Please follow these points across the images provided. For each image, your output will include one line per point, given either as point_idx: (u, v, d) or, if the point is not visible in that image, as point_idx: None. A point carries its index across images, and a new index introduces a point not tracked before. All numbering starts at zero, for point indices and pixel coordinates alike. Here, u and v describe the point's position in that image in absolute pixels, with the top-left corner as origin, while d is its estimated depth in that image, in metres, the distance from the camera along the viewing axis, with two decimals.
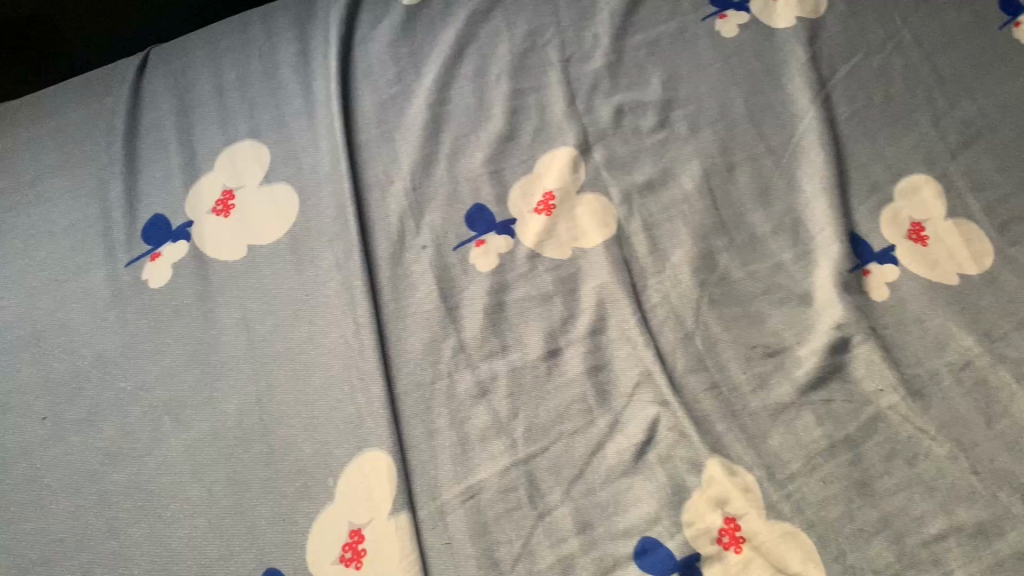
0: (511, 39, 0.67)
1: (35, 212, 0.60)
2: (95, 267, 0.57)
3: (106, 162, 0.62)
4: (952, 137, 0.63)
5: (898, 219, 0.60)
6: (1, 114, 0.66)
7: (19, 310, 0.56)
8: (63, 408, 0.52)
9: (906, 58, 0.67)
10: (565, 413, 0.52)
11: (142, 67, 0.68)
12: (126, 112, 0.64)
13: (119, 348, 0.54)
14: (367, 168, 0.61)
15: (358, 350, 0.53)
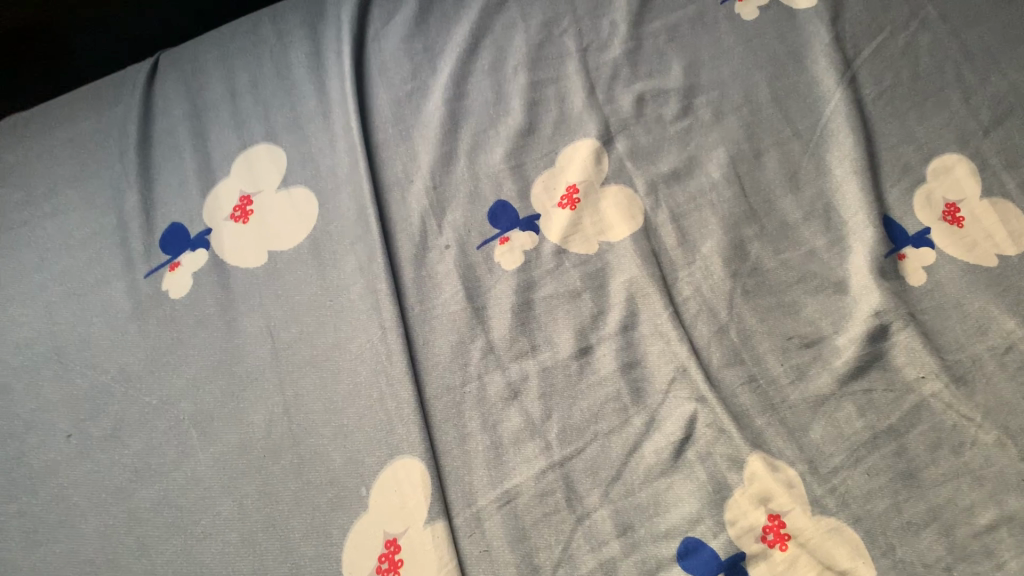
0: (527, 30, 0.65)
1: (51, 225, 0.59)
2: (114, 279, 0.56)
3: (121, 171, 0.61)
4: (984, 114, 0.61)
5: (932, 201, 0.58)
6: (11, 127, 0.65)
7: (39, 325, 0.55)
8: (87, 425, 0.51)
9: (933, 34, 0.65)
10: (599, 413, 0.51)
11: (153, 72, 0.67)
12: (139, 119, 0.63)
13: (142, 361, 0.53)
14: (386, 167, 0.60)
15: (385, 355, 0.52)
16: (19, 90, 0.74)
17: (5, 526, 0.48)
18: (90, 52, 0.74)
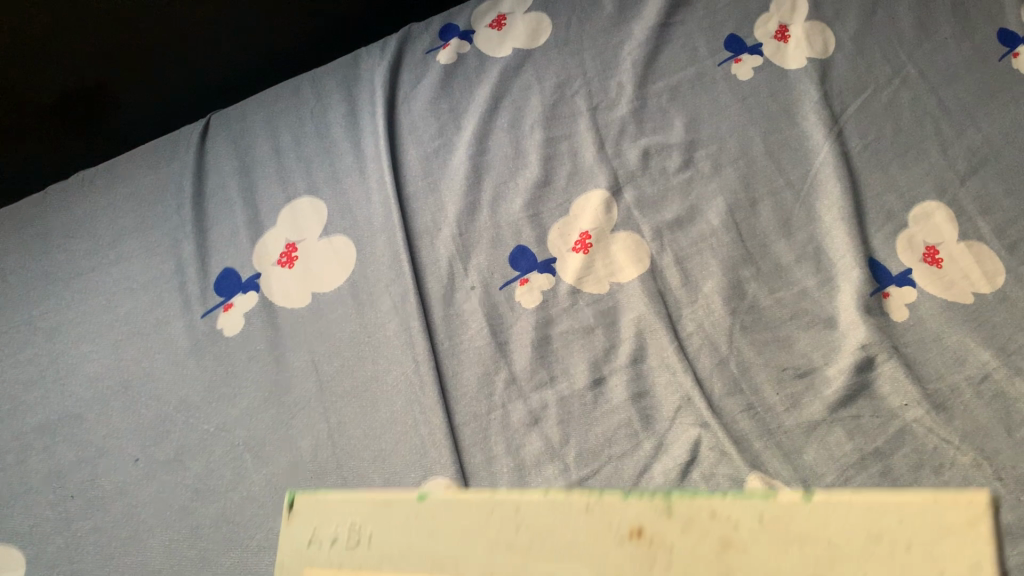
0: (542, 92, 0.72)
1: (115, 270, 0.66)
2: (174, 319, 0.62)
3: (178, 222, 0.68)
4: (961, 164, 0.67)
5: (913, 244, 0.64)
6: (76, 181, 0.72)
7: (108, 361, 0.62)
8: (152, 450, 0.57)
9: (913, 91, 0.71)
10: (612, 437, 0.56)
11: (205, 131, 0.74)
12: (193, 175, 0.70)
13: (201, 393, 0.59)
14: (416, 217, 0.66)
15: (419, 385, 0.58)
16: (75, 144, 0.82)
17: (84, 540, 0.54)
18: (140, 115, 0.82)
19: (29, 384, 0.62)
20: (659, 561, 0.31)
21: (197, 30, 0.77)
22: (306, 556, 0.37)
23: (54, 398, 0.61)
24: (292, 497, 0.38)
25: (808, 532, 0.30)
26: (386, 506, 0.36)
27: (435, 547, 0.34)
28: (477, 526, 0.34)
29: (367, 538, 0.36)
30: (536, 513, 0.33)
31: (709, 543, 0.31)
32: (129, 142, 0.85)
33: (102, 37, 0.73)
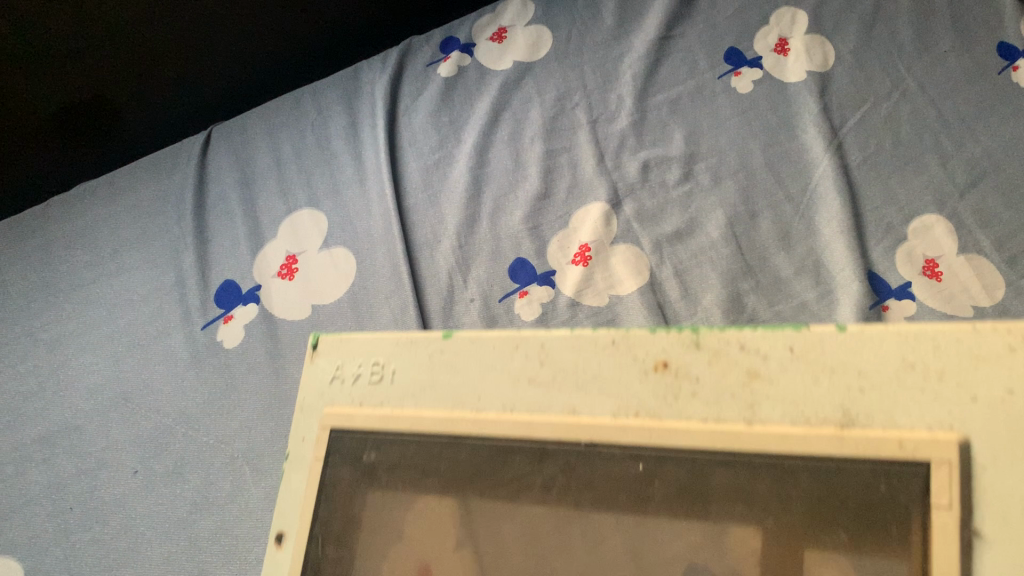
0: (542, 104, 0.72)
1: (117, 281, 0.68)
2: (174, 331, 0.63)
3: (179, 234, 0.69)
4: (960, 176, 0.63)
5: (912, 258, 0.61)
6: (81, 197, 0.75)
7: (108, 373, 0.63)
8: (151, 462, 0.57)
9: (913, 103, 0.67)
10: None
11: (205, 144, 0.76)
12: (194, 188, 0.72)
13: (200, 405, 0.59)
14: (417, 229, 0.67)
15: None
16: (85, 158, 0.85)
17: (83, 553, 0.54)
18: (147, 130, 0.84)
19: (28, 397, 0.63)
20: (683, 387, 0.34)
21: (193, 44, 0.77)
22: (325, 392, 0.41)
23: (54, 409, 0.62)
24: (314, 336, 0.43)
25: (836, 359, 0.32)
26: (411, 344, 0.40)
27: (456, 383, 0.38)
28: (498, 363, 0.38)
29: (387, 374, 0.40)
30: (562, 350, 0.37)
31: (737, 369, 0.33)
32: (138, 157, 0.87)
33: (93, 50, 0.76)
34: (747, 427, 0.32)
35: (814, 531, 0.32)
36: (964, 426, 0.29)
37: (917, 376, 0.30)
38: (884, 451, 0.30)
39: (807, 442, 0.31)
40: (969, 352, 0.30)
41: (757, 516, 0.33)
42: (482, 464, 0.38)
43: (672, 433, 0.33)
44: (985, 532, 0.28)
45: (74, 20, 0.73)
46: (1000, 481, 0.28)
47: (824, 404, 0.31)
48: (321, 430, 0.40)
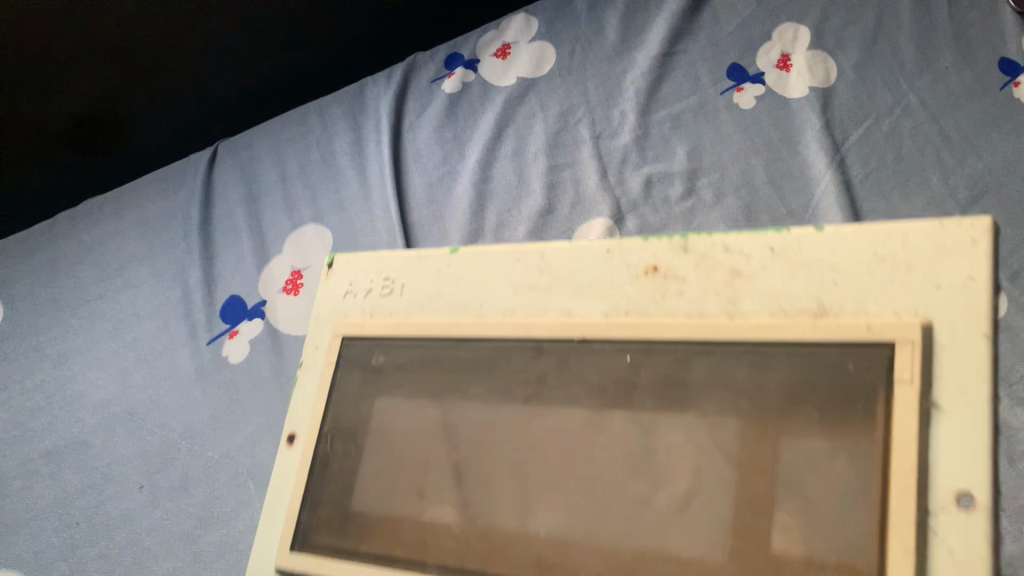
0: (545, 120, 0.73)
1: (124, 296, 0.69)
2: (180, 346, 0.64)
3: (186, 250, 0.70)
4: (961, 193, 0.61)
5: None
6: (91, 213, 0.76)
7: (115, 388, 0.63)
8: (157, 477, 0.58)
9: (915, 119, 0.65)
10: None
11: (212, 161, 0.77)
12: (200, 204, 0.73)
13: (205, 420, 0.59)
14: (421, 244, 0.68)
15: None
16: (99, 171, 0.87)
17: (88, 566, 0.55)
18: (159, 143, 0.85)
19: (36, 411, 0.64)
20: (671, 288, 0.40)
21: (199, 60, 0.78)
22: (340, 304, 0.48)
23: (60, 424, 0.62)
24: (329, 258, 0.51)
25: (809, 258, 0.37)
26: (425, 261, 0.47)
27: (467, 292, 0.45)
28: (505, 274, 0.44)
29: (398, 288, 0.47)
30: (563, 261, 0.43)
31: (720, 268, 0.39)
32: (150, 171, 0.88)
33: (101, 66, 0.77)
34: (728, 317, 0.38)
35: (784, 408, 0.36)
36: (928, 311, 0.34)
37: (887, 268, 0.35)
38: (850, 326, 0.35)
39: (774, 325, 0.36)
40: (940, 249, 0.35)
41: (734, 399, 0.37)
42: (488, 364, 0.43)
43: (664, 322, 0.39)
44: (940, 402, 0.32)
45: (78, 40, 0.74)
46: (957, 359, 0.33)
47: (796, 295, 0.37)
48: (337, 336, 0.47)
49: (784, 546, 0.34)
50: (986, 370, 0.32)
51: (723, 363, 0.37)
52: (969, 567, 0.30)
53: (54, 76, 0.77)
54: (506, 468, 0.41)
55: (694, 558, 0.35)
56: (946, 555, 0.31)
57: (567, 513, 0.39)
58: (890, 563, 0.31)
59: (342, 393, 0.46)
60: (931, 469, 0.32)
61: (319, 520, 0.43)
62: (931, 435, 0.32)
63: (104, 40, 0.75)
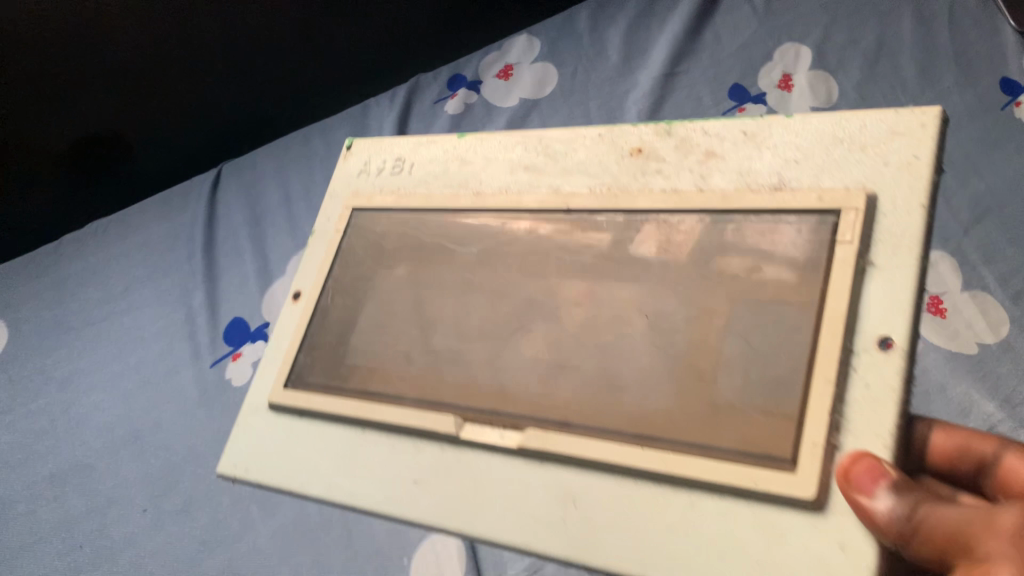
0: None
1: (128, 318, 0.69)
2: (183, 367, 0.64)
3: (190, 271, 0.70)
4: (964, 213, 0.61)
5: None
6: (97, 235, 0.77)
7: (118, 412, 0.63)
8: (161, 500, 0.58)
9: None
10: None
11: (216, 181, 0.77)
12: (204, 225, 0.73)
13: (208, 442, 0.60)
14: None
15: None
16: (99, 192, 0.86)
17: None
18: (159, 162, 0.86)
19: (41, 434, 0.64)
20: (652, 165, 0.39)
21: (200, 78, 0.79)
22: (353, 180, 0.48)
23: (65, 447, 0.62)
24: (348, 138, 0.50)
25: (781, 136, 0.37)
26: (431, 146, 0.46)
27: (454, 181, 0.44)
28: (500, 158, 0.44)
29: (408, 168, 0.47)
30: (559, 141, 0.42)
31: (696, 148, 0.39)
32: (151, 192, 0.89)
33: (103, 83, 0.77)
34: (695, 190, 0.37)
35: (746, 249, 0.35)
36: (874, 185, 0.34)
37: (845, 148, 0.35)
38: (801, 195, 0.34)
39: (737, 197, 0.36)
40: (890, 131, 0.34)
41: (698, 245, 0.36)
42: (462, 241, 0.42)
43: (630, 197, 0.38)
44: (875, 259, 0.32)
45: (79, 63, 0.74)
46: (894, 226, 0.33)
47: (760, 170, 0.36)
48: (348, 208, 0.46)
49: (727, 392, 0.32)
50: (918, 236, 0.32)
51: (675, 228, 0.37)
52: (882, 404, 0.30)
53: (55, 101, 0.77)
54: (449, 339, 0.39)
55: (644, 404, 0.34)
56: (864, 392, 0.30)
57: (525, 374, 0.37)
58: (812, 402, 0.30)
59: (342, 265, 0.44)
60: (859, 317, 0.32)
61: (314, 362, 0.42)
62: (863, 289, 0.32)
63: (105, 61, 0.75)
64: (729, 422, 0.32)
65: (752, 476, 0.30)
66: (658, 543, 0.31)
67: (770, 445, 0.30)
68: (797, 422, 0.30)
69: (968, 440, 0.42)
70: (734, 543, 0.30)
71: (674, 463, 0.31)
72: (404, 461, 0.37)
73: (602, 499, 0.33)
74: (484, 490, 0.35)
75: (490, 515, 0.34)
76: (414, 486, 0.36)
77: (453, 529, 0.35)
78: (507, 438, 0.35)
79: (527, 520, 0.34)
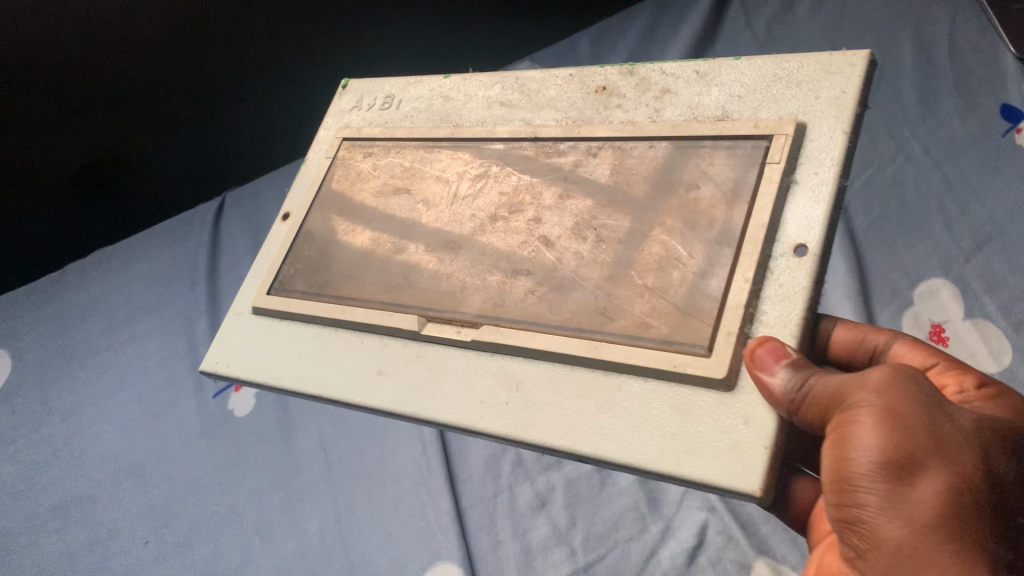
0: None
1: (131, 349, 0.70)
2: (185, 399, 0.65)
3: (192, 301, 0.71)
4: (965, 240, 0.61)
5: (919, 322, 0.60)
6: (99, 264, 0.78)
7: (120, 443, 0.64)
8: (163, 532, 0.58)
9: (918, 166, 0.66)
10: (618, 522, 0.53)
11: (220, 209, 0.78)
12: (208, 254, 0.74)
13: (211, 474, 0.61)
14: None
15: (426, 467, 0.58)
16: (99, 217, 0.86)
17: None
18: (159, 185, 0.86)
19: (43, 466, 0.64)
20: (614, 102, 0.43)
21: (203, 102, 0.80)
22: (347, 115, 0.53)
23: (67, 479, 0.63)
24: (345, 82, 0.55)
25: (729, 77, 0.40)
26: (418, 86, 0.51)
27: (437, 118, 0.49)
28: (478, 96, 0.48)
29: (396, 103, 0.51)
30: (534, 82, 0.46)
31: (653, 87, 0.42)
32: (152, 216, 0.89)
33: (106, 109, 0.77)
34: (649, 121, 0.41)
35: (687, 168, 0.38)
36: (806, 116, 0.37)
37: (779, 83, 0.38)
38: (738, 123, 0.38)
39: (686, 125, 0.39)
40: (821, 71, 0.37)
41: (640, 169, 0.39)
42: (437, 169, 0.46)
43: (591, 128, 0.42)
44: (798, 177, 0.35)
45: (84, 89, 0.74)
46: (820, 147, 0.36)
47: (708, 104, 0.40)
48: (340, 138, 0.51)
49: (660, 294, 0.35)
50: (838, 157, 0.35)
51: (627, 153, 0.40)
52: (793, 302, 0.33)
53: (59, 129, 0.77)
54: (420, 263, 0.43)
55: (584, 303, 0.37)
56: (774, 289, 0.34)
57: (484, 287, 0.40)
58: (732, 298, 0.33)
59: (326, 194, 0.49)
60: (781, 227, 0.35)
61: (299, 273, 0.47)
62: (784, 203, 0.35)
63: (111, 86, 0.75)
64: (659, 319, 0.35)
65: (670, 358, 0.33)
66: (586, 416, 0.35)
67: (689, 333, 0.34)
68: (713, 318, 0.34)
69: (865, 333, 0.43)
70: (646, 412, 0.34)
71: (604, 347, 0.35)
72: (373, 356, 0.41)
73: (540, 381, 0.37)
74: (441, 380, 0.39)
75: (442, 401, 0.38)
76: (376, 378, 0.41)
77: (404, 412, 0.39)
78: (463, 336, 0.39)
79: (471, 402, 0.38)
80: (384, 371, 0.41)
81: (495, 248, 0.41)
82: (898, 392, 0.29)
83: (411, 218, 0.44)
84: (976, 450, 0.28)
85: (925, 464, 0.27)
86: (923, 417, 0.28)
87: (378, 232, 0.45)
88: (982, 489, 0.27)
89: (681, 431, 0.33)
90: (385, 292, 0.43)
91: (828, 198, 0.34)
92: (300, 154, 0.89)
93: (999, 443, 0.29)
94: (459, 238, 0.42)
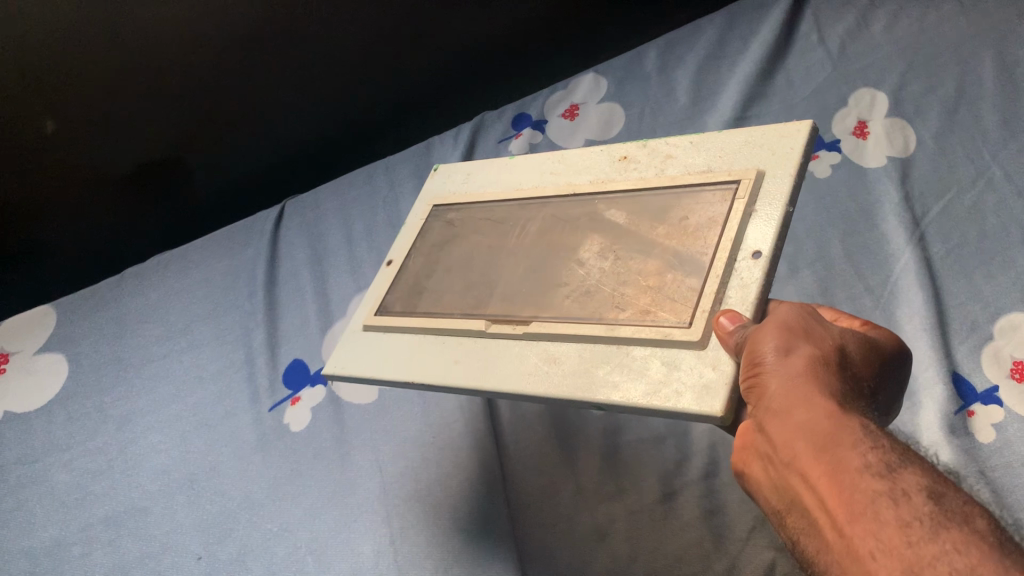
0: None
1: (187, 357, 0.71)
2: (242, 412, 0.65)
3: (251, 311, 0.72)
4: None
5: (999, 358, 0.55)
6: (162, 274, 0.79)
7: (175, 454, 0.64)
8: (216, 548, 0.58)
9: (1000, 194, 0.62)
10: (683, 558, 0.50)
11: (279, 219, 0.80)
12: (266, 263, 0.76)
13: (265, 491, 0.60)
14: None
15: (484, 492, 0.56)
16: (159, 224, 0.86)
17: None
18: (219, 192, 0.86)
19: (96, 474, 0.63)
20: (630, 168, 0.48)
21: (255, 104, 0.78)
22: (432, 186, 0.57)
23: (121, 489, 0.62)
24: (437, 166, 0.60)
25: (716, 145, 0.46)
26: (497, 163, 0.55)
27: (510, 183, 0.53)
28: (534, 171, 0.53)
29: (474, 178, 0.56)
30: (572, 157, 0.52)
31: (660, 153, 0.48)
32: (209, 222, 0.89)
33: (161, 113, 0.76)
34: (654, 177, 0.46)
35: (688, 203, 0.44)
36: (760, 165, 0.43)
37: (750, 146, 0.44)
38: (716, 174, 0.44)
39: (681, 178, 0.45)
40: (778, 135, 0.43)
41: (658, 209, 0.45)
42: (510, 215, 0.50)
43: (613, 184, 0.47)
44: (757, 206, 0.41)
45: (139, 91, 0.74)
46: (772, 184, 0.41)
47: (697, 163, 0.45)
48: (430, 206, 0.55)
49: (660, 304, 0.40)
50: (788, 193, 0.40)
51: (645, 200, 0.46)
52: (749, 288, 0.39)
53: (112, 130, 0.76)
54: (473, 293, 0.47)
55: (593, 306, 0.42)
56: (736, 282, 0.39)
57: (534, 297, 0.45)
58: (707, 287, 0.39)
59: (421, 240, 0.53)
60: (743, 238, 0.40)
61: (398, 301, 0.51)
62: (744, 225, 0.41)
63: (169, 86, 0.74)
64: (655, 309, 0.40)
65: (664, 330, 0.39)
66: (601, 377, 0.40)
67: (677, 317, 0.39)
68: (693, 304, 0.39)
69: None
70: (651, 376, 0.38)
71: (618, 329, 0.40)
72: (452, 347, 0.46)
73: (571, 359, 0.41)
74: (501, 360, 0.43)
75: (502, 373, 0.43)
76: (455, 366, 0.45)
77: (478, 391, 0.43)
78: (517, 328, 0.43)
79: (525, 375, 0.42)
80: (461, 360, 0.45)
81: (543, 265, 0.46)
82: (789, 309, 0.37)
83: (473, 252, 0.50)
84: (838, 344, 0.36)
85: (794, 341, 0.36)
86: (799, 318, 0.37)
87: (453, 268, 0.50)
88: (836, 360, 0.35)
89: (671, 380, 0.38)
90: (472, 308, 0.47)
91: (778, 217, 0.40)
92: (359, 164, 0.89)
93: (861, 352, 0.37)
94: (517, 270, 0.47)
